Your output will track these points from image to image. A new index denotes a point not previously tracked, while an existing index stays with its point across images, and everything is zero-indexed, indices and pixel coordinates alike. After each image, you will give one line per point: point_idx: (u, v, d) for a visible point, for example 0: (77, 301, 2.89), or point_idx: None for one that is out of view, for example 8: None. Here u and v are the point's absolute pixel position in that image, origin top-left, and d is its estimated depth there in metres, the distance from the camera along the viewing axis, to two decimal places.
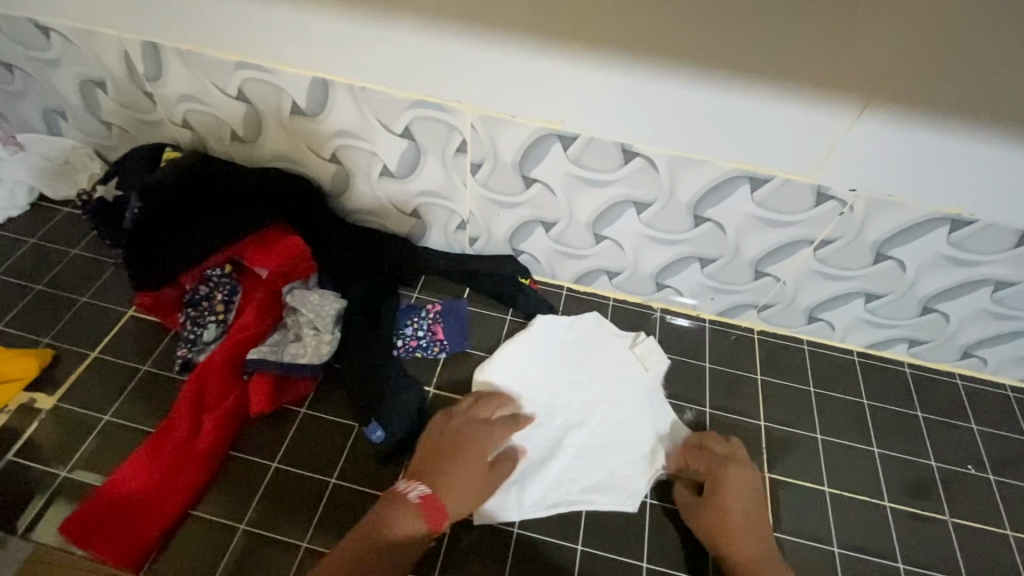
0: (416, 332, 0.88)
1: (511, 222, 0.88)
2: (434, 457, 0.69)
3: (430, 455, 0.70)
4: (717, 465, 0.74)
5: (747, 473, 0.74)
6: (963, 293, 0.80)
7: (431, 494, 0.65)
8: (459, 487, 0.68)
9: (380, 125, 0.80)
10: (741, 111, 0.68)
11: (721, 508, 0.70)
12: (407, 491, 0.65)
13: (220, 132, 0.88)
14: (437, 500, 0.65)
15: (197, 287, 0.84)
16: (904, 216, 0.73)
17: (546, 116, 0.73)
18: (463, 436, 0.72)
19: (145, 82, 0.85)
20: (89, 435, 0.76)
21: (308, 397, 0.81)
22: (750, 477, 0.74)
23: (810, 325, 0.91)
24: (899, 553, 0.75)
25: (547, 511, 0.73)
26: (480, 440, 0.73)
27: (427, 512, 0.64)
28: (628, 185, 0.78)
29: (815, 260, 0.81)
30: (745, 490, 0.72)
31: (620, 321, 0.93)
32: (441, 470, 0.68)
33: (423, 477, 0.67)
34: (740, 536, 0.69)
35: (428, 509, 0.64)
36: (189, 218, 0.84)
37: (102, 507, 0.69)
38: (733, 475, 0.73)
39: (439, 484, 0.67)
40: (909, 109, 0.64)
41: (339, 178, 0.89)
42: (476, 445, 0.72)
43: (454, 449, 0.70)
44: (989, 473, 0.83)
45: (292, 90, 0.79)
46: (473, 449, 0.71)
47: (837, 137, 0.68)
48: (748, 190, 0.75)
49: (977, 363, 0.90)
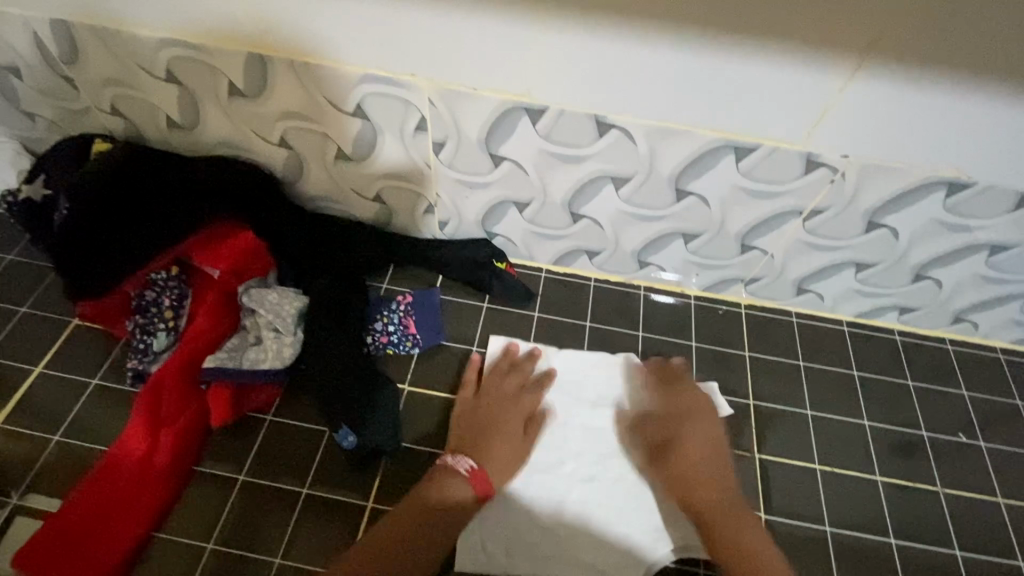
0: (387, 327, 0.82)
1: (482, 204, 0.81)
2: (471, 430, 0.72)
3: (468, 425, 0.72)
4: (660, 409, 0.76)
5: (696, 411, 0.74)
6: (957, 260, 0.77)
7: (478, 467, 0.67)
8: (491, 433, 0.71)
9: (329, 105, 0.72)
10: (723, 75, 0.62)
11: (685, 460, 0.70)
12: (457, 467, 0.67)
13: (155, 119, 0.80)
14: (484, 470, 0.68)
15: (142, 292, 0.78)
16: (898, 182, 0.68)
17: (511, 88, 0.67)
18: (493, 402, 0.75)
19: (64, 66, 0.76)
20: (38, 458, 0.70)
21: (275, 402, 0.76)
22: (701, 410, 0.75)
23: (798, 297, 0.88)
24: (892, 528, 0.73)
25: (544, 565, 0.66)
26: (507, 397, 0.76)
27: (480, 483, 0.67)
28: (605, 159, 0.72)
29: (805, 231, 0.76)
30: (702, 440, 0.71)
31: (601, 302, 0.89)
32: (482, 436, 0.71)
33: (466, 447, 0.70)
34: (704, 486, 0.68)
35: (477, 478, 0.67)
36: (131, 216, 0.77)
37: (53, 537, 0.63)
38: (699, 425, 0.73)
39: (483, 453, 0.70)
40: (908, 65, 0.58)
41: (292, 164, 0.81)
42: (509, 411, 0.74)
43: (489, 413, 0.74)
44: (979, 440, 0.81)
45: (227, 69, 0.71)
46: (502, 410, 0.74)
47: (828, 98, 0.62)
48: (734, 160, 0.69)
49: (969, 327, 0.88)
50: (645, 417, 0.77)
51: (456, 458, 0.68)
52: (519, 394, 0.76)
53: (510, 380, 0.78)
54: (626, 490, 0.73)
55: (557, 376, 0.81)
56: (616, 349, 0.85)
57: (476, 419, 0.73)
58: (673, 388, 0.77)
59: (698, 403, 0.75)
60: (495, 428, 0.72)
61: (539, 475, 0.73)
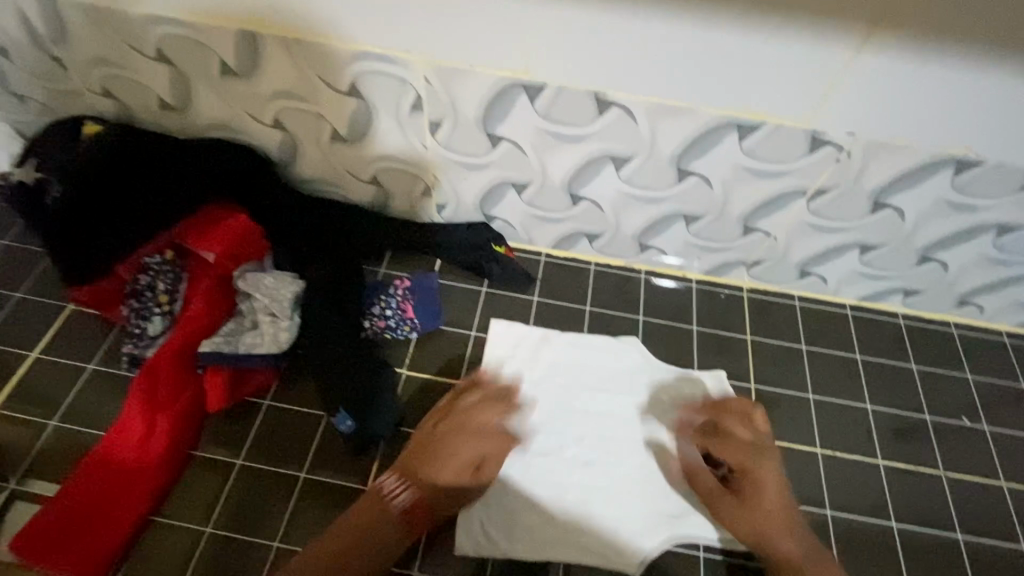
0: (384, 312, 0.81)
1: (480, 186, 0.80)
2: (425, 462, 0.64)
3: (421, 443, 0.65)
4: (725, 449, 0.68)
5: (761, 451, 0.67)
6: (964, 241, 0.76)
7: (413, 505, 0.62)
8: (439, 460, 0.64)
9: (323, 84, 0.71)
10: (726, 49, 0.60)
11: (762, 505, 0.64)
12: (393, 498, 0.62)
13: (147, 100, 0.78)
14: (419, 509, 0.62)
15: (136, 277, 0.77)
16: (904, 160, 0.67)
17: (509, 65, 0.65)
18: (460, 424, 0.67)
19: (52, 46, 0.75)
20: (35, 443, 0.70)
21: (272, 387, 0.76)
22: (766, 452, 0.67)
23: (801, 280, 0.86)
24: (893, 511, 0.73)
25: (543, 548, 0.66)
26: (475, 428, 0.68)
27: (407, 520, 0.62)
28: (605, 139, 0.70)
29: (809, 212, 0.75)
30: (774, 486, 0.65)
31: (601, 286, 0.88)
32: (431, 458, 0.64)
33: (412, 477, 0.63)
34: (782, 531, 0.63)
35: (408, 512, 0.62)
36: (124, 199, 0.76)
37: (52, 520, 0.63)
38: (768, 461, 0.67)
39: (428, 491, 0.63)
40: (917, 37, 0.56)
41: (286, 146, 0.80)
42: (472, 448, 0.66)
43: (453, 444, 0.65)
44: (983, 423, 0.81)
45: (218, 47, 0.69)
46: (463, 439, 0.66)
47: (834, 73, 0.60)
48: (737, 138, 0.68)
49: (974, 311, 0.87)
50: (661, 413, 0.77)
51: (395, 488, 0.63)
52: (486, 429, 0.68)
53: (483, 407, 0.71)
54: (626, 473, 0.72)
55: (557, 361, 0.80)
56: (616, 333, 0.84)
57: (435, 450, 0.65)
58: (731, 425, 0.70)
59: (758, 434, 0.69)
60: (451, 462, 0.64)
61: (538, 460, 0.72)
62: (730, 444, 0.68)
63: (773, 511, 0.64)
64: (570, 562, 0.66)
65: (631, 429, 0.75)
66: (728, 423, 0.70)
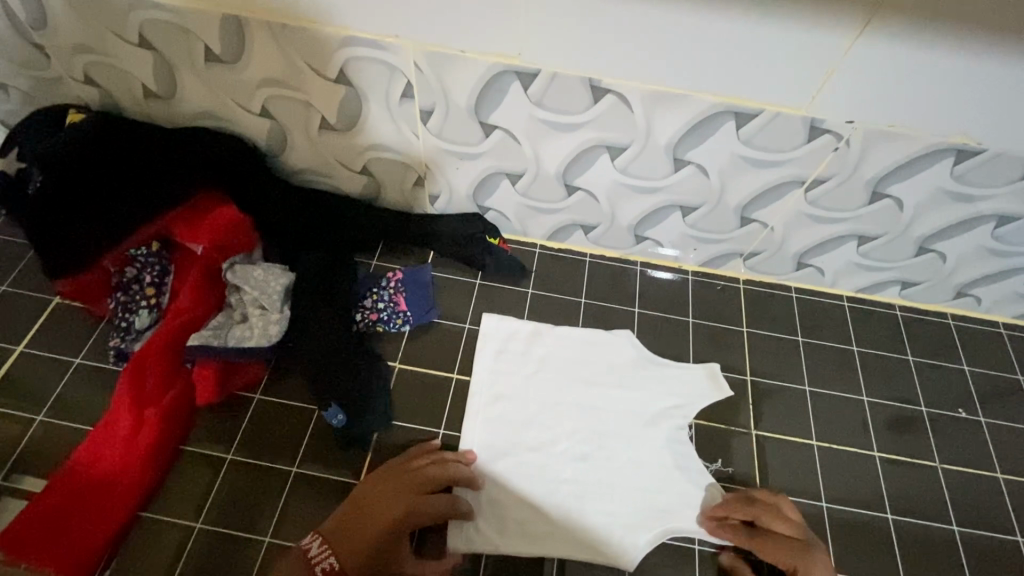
0: (376, 304, 0.80)
1: (473, 177, 0.79)
2: (353, 527, 0.60)
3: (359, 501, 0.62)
4: (772, 550, 0.62)
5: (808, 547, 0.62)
6: (963, 231, 0.75)
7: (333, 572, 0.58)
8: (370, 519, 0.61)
9: (311, 71, 0.69)
10: (722, 34, 0.59)
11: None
12: (314, 561, 0.58)
13: (131, 88, 0.76)
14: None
15: (123, 269, 0.76)
16: (903, 149, 0.66)
17: (501, 50, 0.63)
18: (402, 483, 0.64)
19: (33, 32, 0.73)
20: (22, 438, 0.69)
21: (262, 381, 0.75)
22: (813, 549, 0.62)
23: (798, 272, 0.86)
24: (889, 504, 0.72)
25: (535, 539, 0.66)
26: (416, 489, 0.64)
27: None
28: (599, 128, 0.69)
29: (806, 202, 0.74)
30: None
31: (596, 278, 0.87)
32: (363, 517, 0.61)
33: (336, 543, 0.59)
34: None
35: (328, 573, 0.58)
36: (108, 190, 0.75)
37: (38, 517, 0.62)
38: (819, 562, 0.61)
39: (351, 558, 0.58)
40: (918, 22, 0.55)
41: (275, 135, 0.78)
42: (409, 508, 0.62)
43: (387, 506, 0.62)
44: (979, 415, 0.80)
45: (202, 32, 0.67)
46: (400, 496, 0.63)
47: (833, 60, 0.59)
48: (734, 127, 0.66)
49: (971, 302, 0.86)
50: (654, 404, 0.76)
51: (319, 552, 0.59)
52: (432, 489, 0.64)
53: (429, 466, 0.66)
54: (621, 466, 0.72)
55: (552, 355, 0.79)
56: (611, 325, 0.83)
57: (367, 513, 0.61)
58: (775, 522, 0.64)
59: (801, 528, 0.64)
60: (381, 524, 0.61)
61: (532, 453, 0.72)
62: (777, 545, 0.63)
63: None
64: (565, 557, 0.65)
65: (625, 422, 0.75)
66: (772, 522, 0.64)
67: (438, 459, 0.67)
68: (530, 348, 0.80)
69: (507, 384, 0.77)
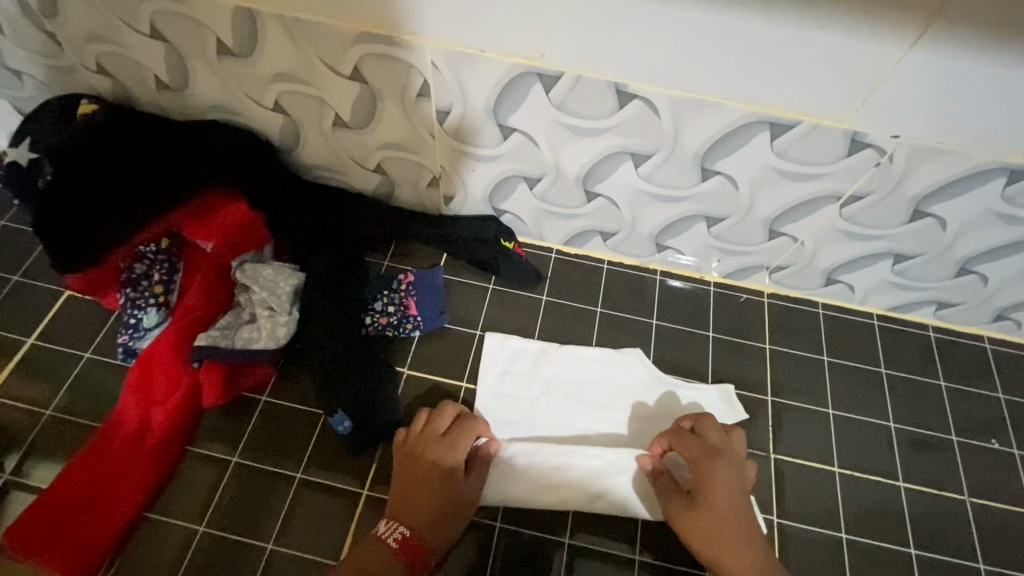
0: (386, 308, 0.78)
1: (490, 179, 0.76)
2: (411, 495, 0.63)
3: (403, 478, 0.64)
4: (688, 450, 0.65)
5: (728, 467, 0.63)
6: (1007, 254, 0.70)
7: (412, 540, 0.60)
8: (412, 482, 0.64)
9: (324, 67, 0.66)
10: (760, 40, 0.55)
11: (708, 512, 0.61)
12: (385, 536, 0.60)
13: (144, 79, 0.75)
14: (421, 545, 0.61)
15: (132, 265, 0.75)
16: (950, 167, 0.61)
17: (522, 51, 0.60)
18: (420, 449, 0.65)
19: (45, 20, 0.71)
20: (31, 433, 0.69)
21: (270, 382, 0.74)
22: (732, 470, 0.63)
23: (826, 287, 0.82)
24: (912, 538, 0.69)
25: (539, 556, 0.65)
26: (440, 442, 0.66)
27: (411, 551, 0.60)
28: (624, 133, 0.66)
29: (840, 218, 0.70)
30: (727, 489, 0.62)
31: (614, 287, 0.84)
32: (412, 489, 0.63)
33: (403, 515, 0.62)
34: (733, 545, 0.60)
35: (408, 547, 0.60)
36: (117, 183, 0.73)
37: (41, 517, 0.61)
38: (720, 466, 0.63)
39: (423, 523, 0.62)
40: (979, 32, 0.50)
41: (288, 130, 0.76)
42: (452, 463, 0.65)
43: (423, 476, 0.64)
44: (1014, 447, 0.76)
45: (214, 25, 0.65)
46: (429, 458, 0.65)
47: (880, 70, 0.55)
48: (768, 137, 0.62)
49: (1010, 325, 0.81)
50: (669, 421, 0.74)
51: (388, 526, 0.61)
52: (453, 437, 0.66)
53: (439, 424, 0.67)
54: None
55: (564, 368, 0.77)
56: (628, 338, 0.80)
57: (415, 479, 0.64)
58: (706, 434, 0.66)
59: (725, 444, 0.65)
60: (427, 491, 0.63)
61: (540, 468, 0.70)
62: (688, 443, 0.65)
63: (723, 519, 0.61)
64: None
65: (638, 439, 0.73)
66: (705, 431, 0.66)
67: (448, 415, 0.69)
68: (541, 361, 0.77)
69: (516, 395, 0.75)
